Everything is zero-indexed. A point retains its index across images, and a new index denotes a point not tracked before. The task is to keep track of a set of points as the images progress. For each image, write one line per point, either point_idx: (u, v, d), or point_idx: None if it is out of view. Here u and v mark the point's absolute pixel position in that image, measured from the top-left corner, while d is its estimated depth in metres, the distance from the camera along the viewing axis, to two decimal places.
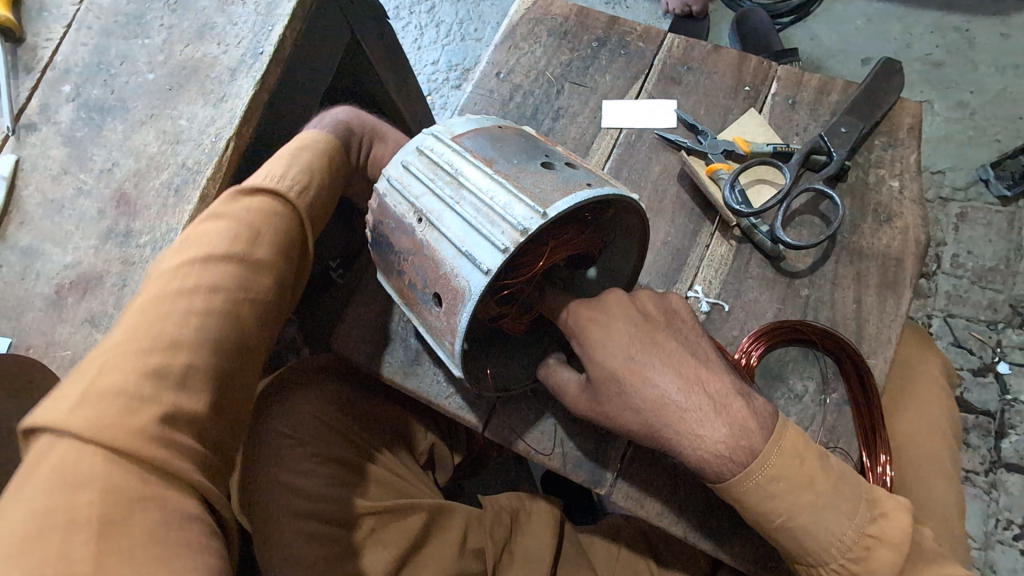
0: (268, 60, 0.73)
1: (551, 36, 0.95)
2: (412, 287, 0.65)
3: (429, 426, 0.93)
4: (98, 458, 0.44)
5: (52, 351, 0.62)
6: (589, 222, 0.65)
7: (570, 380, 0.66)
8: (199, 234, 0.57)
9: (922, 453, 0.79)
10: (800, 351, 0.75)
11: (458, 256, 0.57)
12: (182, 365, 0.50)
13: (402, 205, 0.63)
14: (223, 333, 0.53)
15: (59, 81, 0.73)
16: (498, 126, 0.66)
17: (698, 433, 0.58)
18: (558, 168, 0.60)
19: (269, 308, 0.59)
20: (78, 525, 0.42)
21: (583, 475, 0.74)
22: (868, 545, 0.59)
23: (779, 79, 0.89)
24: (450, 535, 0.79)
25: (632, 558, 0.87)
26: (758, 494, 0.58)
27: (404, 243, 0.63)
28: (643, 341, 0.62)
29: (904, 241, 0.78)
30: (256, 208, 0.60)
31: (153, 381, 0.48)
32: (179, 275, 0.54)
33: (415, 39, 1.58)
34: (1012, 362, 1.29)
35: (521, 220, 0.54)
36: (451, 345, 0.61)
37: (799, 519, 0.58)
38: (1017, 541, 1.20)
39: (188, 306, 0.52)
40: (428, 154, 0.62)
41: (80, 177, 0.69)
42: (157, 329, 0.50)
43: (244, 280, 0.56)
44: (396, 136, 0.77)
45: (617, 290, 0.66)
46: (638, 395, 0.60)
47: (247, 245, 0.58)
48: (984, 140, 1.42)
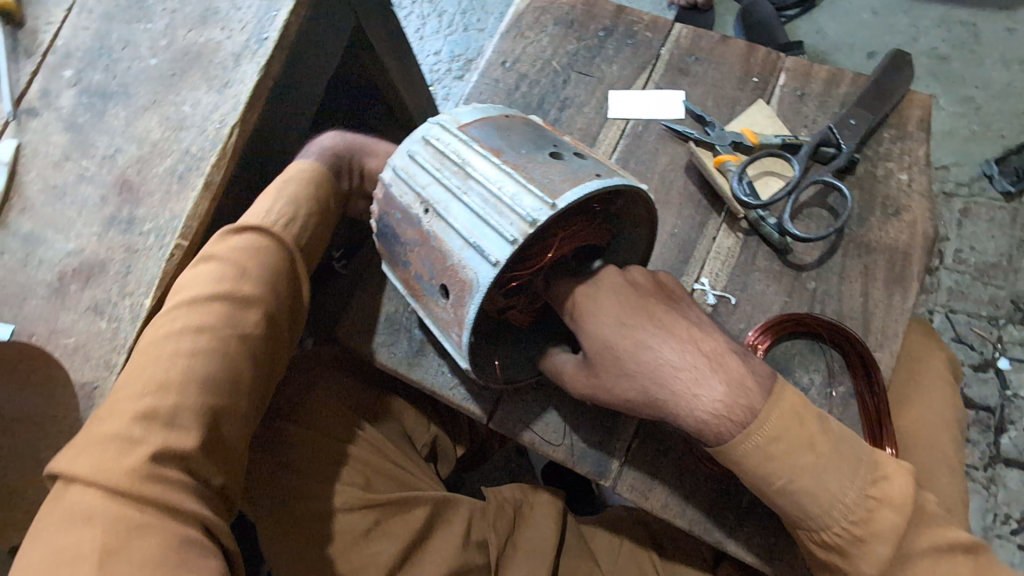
0: (273, 45, 0.72)
1: (558, 26, 0.93)
2: (418, 279, 0.64)
3: (432, 420, 0.93)
4: (99, 497, 0.47)
5: (54, 339, 0.62)
6: (597, 213, 0.65)
7: (567, 361, 0.67)
8: (193, 274, 0.59)
9: (926, 446, 0.79)
10: (806, 344, 0.75)
11: (466, 247, 0.57)
12: (170, 406, 0.51)
13: (408, 195, 0.62)
14: (214, 370, 0.54)
15: (61, 66, 0.72)
16: (505, 115, 0.65)
17: (697, 396, 0.57)
18: (567, 158, 0.59)
19: (265, 339, 0.60)
20: (83, 557, 0.45)
21: (588, 467, 0.74)
22: (870, 507, 0.58)
23: (788, 69, 0.88)
24: (455, 529, 0.79)
25: (634, 550, 0.88)
26: (759, 455, 0.58)
27: (410, 234, 0.63)
28: (636, 308, 0.61)
29: (912, 235, 0.78)
30: (245, 245, 0.62)
31: (143, 423, 0.50)
32: (172, 316, 0.56)
33: (417, 29, 1.56)
34: (1013, 358, 1.29)
35: (531, 211, 0.54)
36: (458, 337, 0.61)
37: (800, 481, 0.58)
38: (1015, 535, 1.21)
39: (177, 348, 0.54)
40: (434, 144, 0.62)
41: (82, 164, 0.68)
42: (149, 372, 0.52)
43: (231, 318, 0.57)
44: (385, 148, 0.78)
45: (610, 266, 0.66)
46: (634, 361, 0.59)
47: (236, 282, 0.59)
48: (989, 136, 1.42)
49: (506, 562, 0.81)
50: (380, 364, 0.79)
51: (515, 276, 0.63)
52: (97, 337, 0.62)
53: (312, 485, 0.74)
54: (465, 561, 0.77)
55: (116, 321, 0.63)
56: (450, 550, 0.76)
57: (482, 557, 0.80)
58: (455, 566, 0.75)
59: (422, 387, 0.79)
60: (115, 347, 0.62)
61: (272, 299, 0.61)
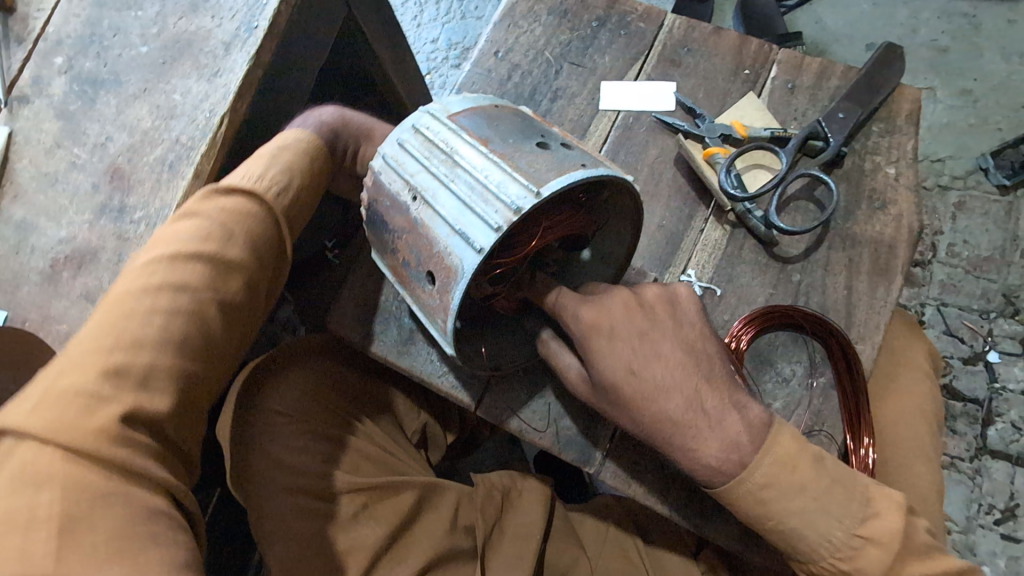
0: (263, 34, 0.72)
1: (551, 15, 0.93)
2: (406, 266, 0.65)
3: (422, 406, 0.94)
4: (57, 455, 0.46)
5: (49, 325, 0.63)
6: (583, 203, 0.65)
7: (571, 367, 0.67)
8: (174, 232, 0.59)
9: (905, 437, 0.80)
10: (789, 336, 0.76)
11: (452, 235, 0.58)
12: (143, 366, 0.51)
13: (396, 183, 0.63)
14: (196, 337, 0.55)
15: (52, 53, 0.72)
16: (495, 105, 0.65)
17: (695, 442, 0.61)
18: (554, 148, 0.60)
19: (242, 310, 0.60)
20: (39, 522, 0.44)
21: (573, 454, 0.76)
22: (857, 545, 0.60)
23: (779, 62, 0.88)
24: (441, 515, 0.81)
25: (619, 536, 0.90)
26: (750, 500, 0.61)
27: (398, 221, 0.63)
28: (644, 352, 0.62)
29: (897, 228, 0.78)
30: (231, 209, 0.62)
31: (113, 381, 0.50)
32: (148, 271, 0.56)
33: (414, 16, 1.55)
34: (1002, 351, 1.30)
35: (515, 199, 0.55)
36: (443, 324, 0.62)
37: (791, 522, 0.60)
38: (998, 525, 1.23)
39: (153, 306, 0.54)
40: (424, 133, 0.62)
41: (73, 151, 0.69)
42: (122, 328, 0.52)
43: (216, 281, 0.57)
44: (384, 130, 0.77)
45: (620, 294, 0.65)
46: (641, 408, 0.62)
47: (221, 245, 0.59)
48: (985, 129, 1.42)
49: (491, 547, 0.83)
50: (374, 353, 0.80)
51: (500, 264, 0.63)
52: None
53: (305, 468, 0.74)
54: (452, 542, 0.80)
55: None
56: (436, 535, 0.79)
57: (469, 541, 0.82)
58: (440, 550, 0.78)
59: (411, 375, 0.80)
60: None
61: (253, 270, 0.61)
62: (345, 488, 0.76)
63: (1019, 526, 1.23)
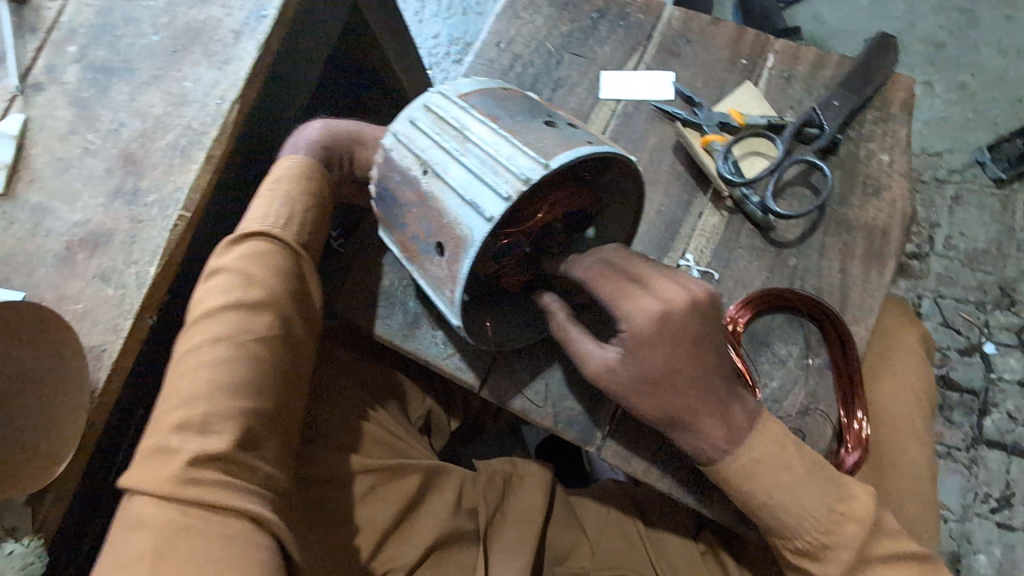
0: (272, 23, 0.73)
1: (552, 7, 0.95)
2: (415, 240, 0.67)
3: (427, 392, 0.96)
4: (150, 504, 0.52)
5: (64, 304, 0.65)
6: (586, 180, 0.68)
7: (596, 351, 0.66)
8: (207, 288, 0.63)
9: (899, 417, 0.82)
10: (785, 318, 0.78)
11: (463, 205, 0.59)
12: (201, 414, 0.55)
13: (408, 158, 0.64)
14: (250, 376, 0.58)
15: (65, 42, 0.74)
16: (503, 88, 0.67)
17: (705, 429, 0.65)
18: (561, 127, 0.62)
19: (282, 340, 0.62)
20: (137, 560, 0.49)
21: (574, 434, 0.77)
22: (836, 520, 0.65)
23: (776, 52, 0.89)
24: (446, 497, 0.83)
25: (619, 518, 0.92)
26: (743, 474, 0.65)
27: (409, 196, 0.65)
28: (691, 353, 0.63)
29: (891, 213, 0.80)
30: (250, 252, 0.64)
31: (179, 433, 0.54)
32: (198, 329, 0.60)
33: (416, 12, 1.57)
34: (998, 342, 1.32)
35: (525, 170, 0.56)
36: (451, 294, 0.63)
37: (779, 496, 0.65)
38: (994, 514, 1.25)
39: (202, 358, 0.58)
40: (435, 110, 0.64)
41: (87, 137, 0.70)
42: (179, 388, 0.57)
43: (246, 320, 0.60)
44: (373, 133, 0.76)
45: (685, 296, 0.63)
46: (667, 401, 0.64)
47: (250, 288, 0.62)
48: (982, 123, 1.43)
49: (495, 530, 0.85)
50: (377, 336, 0.82)
51: (506, 235, 0.66)
52: (104, 303, 0.65)
53: (333, 462, 0.77)
54: (456, 525, 0.82)
55: (122, 288, 0.65)
56: (442, 514, 0.81)
57: (472, 523, 0.84)
58: (443, 532, 0.80)
59: (416, 358, 0.82)
60: (122, 313, 0.64)
61: (285, 300, 0.64)
62: (361, 469, 0.78)
63: (1016, 514, 1.24)
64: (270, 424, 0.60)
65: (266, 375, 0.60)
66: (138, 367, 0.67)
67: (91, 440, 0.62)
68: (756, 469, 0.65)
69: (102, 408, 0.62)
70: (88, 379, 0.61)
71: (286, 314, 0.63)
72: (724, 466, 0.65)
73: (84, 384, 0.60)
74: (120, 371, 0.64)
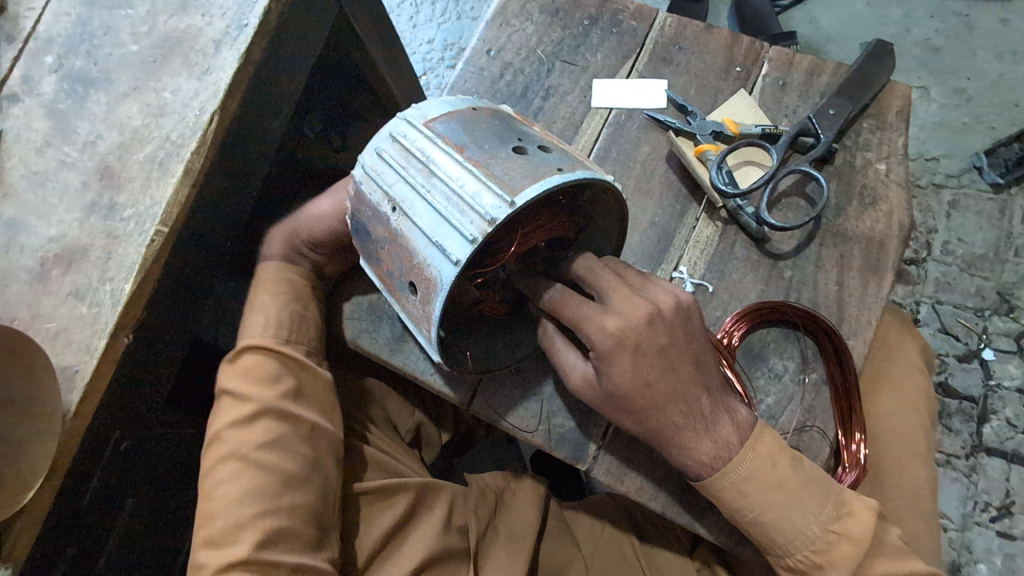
0: (253, 32, 0.72)
1: (543, 14, 0.93)
2: (389, 275, 0.65)
3: (416, 406, 0.94)
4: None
5: (37, 323, 0.63)
6: (563, 206, 0.65)
7: (575, 366, 0.65)
8: (220, 412, 0.71)
9: (898, 433, 0.80)
10: (780, 332, 0.76)
11: (430, 246, 0.58)
12: (220, 526, 0.64)
13: (376, 193, 0.63)
14: (257, 481, 0.65)
15: (42, 52, 0.72)
16: (473, 109, 0.65)
17: (688, 446, 0.64)
18: (531, 153, 0.59)
19: (284, 436, 0.68)
20: None
21: (565, 452, 0.75)
22: (831, 540, 0.63)
23: (770, 59, 0.88)
24: (434, 516, 0.80)
25: (615, 535, 0.90)
26: (732, 491, 0.64)
27: (379, 232, 0.63)
28: (663, 366, 0.63)
29: (888, 224, 0.78)
30: (244, 371, 0.71)
31: (213, 538, 0.64)
32: (214, 449, 0.69)
33: (410, 17, 1.56)
34: (997, 349, 1.31)
35: (490, 210, 0.54)
36: (428, 333, 0.62)
37: (769, 514, 0.63)
38: (994, 522, 1.23)
39: (221, 474, 0.67)
40: (401, 141, 0.62)
41: (63, 150, 0.68)
42: (210, 498, 0.66)
43: (245, 434, 0.68)
44: (320, 208, 0.77)
45: (646, 308, 0.62)
46: (641, 415, 0.63)
47: (244, 404, 0.69)
48: (979, 127, 1.42)
49: (487, 546, 0.82)
50: (360, 348, 0.80)
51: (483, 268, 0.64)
52: (78, 321, 0.63)
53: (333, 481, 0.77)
54: (446, 543, 0.79)
55: (97, 306, 0.63)
56: (430, 531, 0.78)
57: (462, 542, 0.81)
58: (435, 551, 0.77)
59: (403, 374, 0.80)
60: (96, 332, 0.62)
61: (278, 400, 0.69)
62: (358, 491, 0.77)
63: (1016, 523, 1.23)
64: (293, 506, 0.65)
65: (273, 472, 0.66)
66: (115, 386, 0.65)
67: (63, 463, 0.60)
68: (754, 500, 0.63)
69: (75, 430, 0.61)
70: (61, 401, 0.59)
71: (285, 411, 0.69)
72: (715, 484, 0.64)
73: (56, 406, 0.58)
74: (93, 392, 0.62)
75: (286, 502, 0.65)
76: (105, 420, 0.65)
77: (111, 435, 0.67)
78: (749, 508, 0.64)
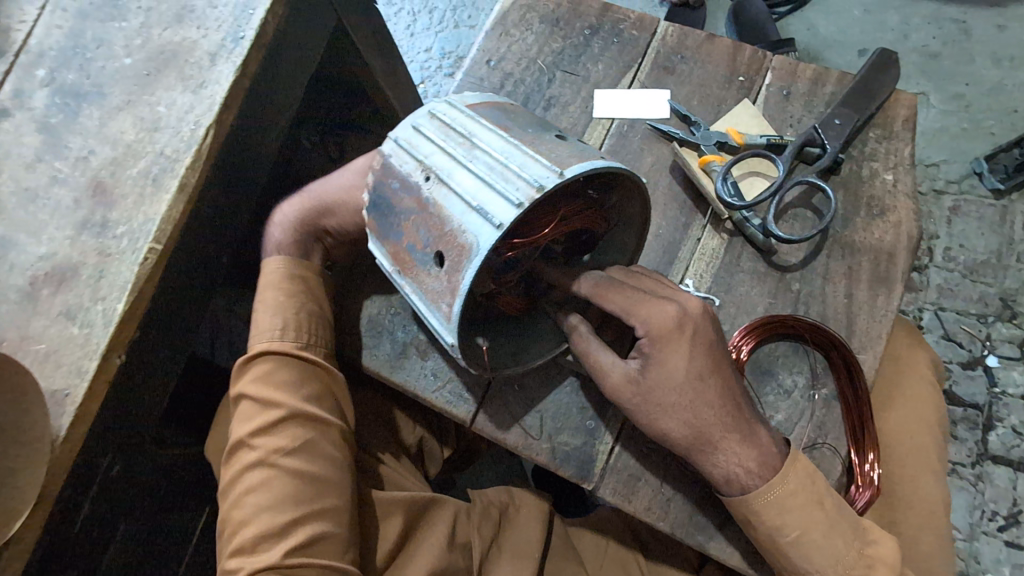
0: (249, 45, 0.70)
1: (543, 24, 0.92)
2: (410, 249, 0.61)
3: (419, 419, 0.92)
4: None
5: (26, 345, 0.61)
6: (595, 201, 0.64)
7: (614, 364, 0.64)
8: (239, 416, 0.69)
9: (909, 448, 0.79)
10: (789, 347, 0.75)
11: (468, 212, 0.55)
12: (251, 534, 0.63)
13: (409, 164, 0.60)
14: (291, 488, 0.64)
15: (33, 65, 0.70)
16: (510, 104, 0.65)
17: (733, 450, 0.62)
18: (572, 142, 0.60)
19: (311, 441, 0.67)
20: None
21: (570, 470, 0.74)
22: (866, 564, 0.62)
23: (774, 68, 0.87)
24: (438, 532, 0.78)
25: (620, 552, 0.87)
26: (777, 506, 0.62)
27: (406, 203, 0.60)
28: (712, 362, 0.63)
29: (897, 235, 0.77)
30: (262, 375, 0.69)
31: (246, 545, 0.63)
32: (239, 456, 0.68)
33: (407, 26, 1.55)
34: (1001, 355, 1.29)
35: (539, 178, 0.53)
36: (449, 308, 0.57)
37: (811, 534, 0.62)
38: (1001, 532, 1.21)
39: (249, 481, 0.65)
40: (441, 117, 0.61)
41: (54, 165, 0.67)
42: (239, 505, 0.65)
43: (272, 439, 0.66)
44: (331, 196, 0.74)
45: (696, 302, 0.64)
46: (689, 410, 0.62)
47: (268, 410, 0.68)
48: (979, 133, 1.42)
49: (490, 565, 0.80)
50: (365, 367, 0.77)
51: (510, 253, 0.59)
52: (68, 343, 0.61)
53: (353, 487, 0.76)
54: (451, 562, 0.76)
55: (88, 327, 0.61)
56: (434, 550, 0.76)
57: (465, 561, 0.79)
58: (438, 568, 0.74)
59: (405, 390, 0.78)
60: (88, 354, 0.60)
61: (301, 404, 0.68)
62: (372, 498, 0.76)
63: None
64: (328, 510, 0.65)
65: (305, 477, 0.65)
66: (106, 409, 0.63)
67: (52, 490, 0.58)
68: (793, 519, 0.62)
69: (66, 455, 0.59)
70: (51, 426, 0.57)
71: (312, 415, 0.68)
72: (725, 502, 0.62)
73: (45, 432, 0.56)
74: (84, 416, 0.60)
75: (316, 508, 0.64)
76: (96, 444, 0.63)
77: (102, 459, 0.65)
78: (781, 524, 0.62)
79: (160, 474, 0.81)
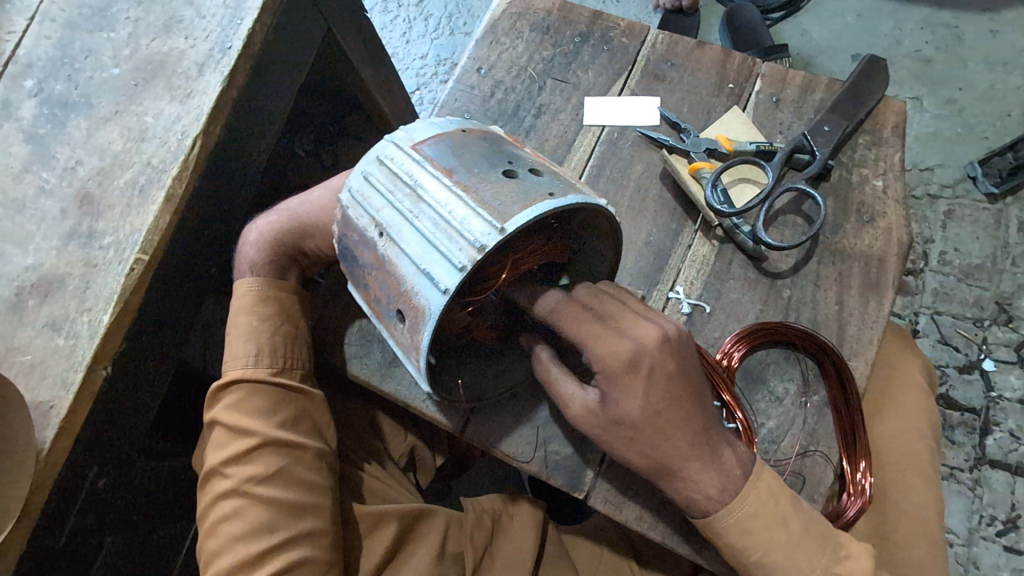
0: (237, 55, 0.70)
1: (534, 32, 0.93)
2: (377, 301, 0.62)
3: (410, 427, 0.91)
4: None
5: (12, 356, 0.61)
6: (557, 228, 0.62)
7: (575, 395, 0.62)
8: (212, 444, 0.69)
9: (901, 456, 0.78)
10: (781, 353, 0.74)
11: (418, 273, 0.55)
12: (228, 564, 0.63)
13: (363, 218, 0.60)
14: (266, 514, 0.64)
15: (22, 75, 0.70)
16: (462, 129, 0.62)
17: (695, 481, 0.61)
18: (522, 176, 0.57)
19: (283, 468, 0.66)
20: None
21: (561, 479, 0.73)
22: None
23: (763, 75, 0.87)
24: (428, 544, 0.77)
25: (615, 561, 0.86)
26: (742, 531, 0.62)
27: (367, 257, 0.60)
28: (672, 396, 0.60)
29: (887, 241, 0.77)
30: (233, 403, 0.69)
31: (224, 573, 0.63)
32: (214, 486, 0.67)
33: (403, 33, 1.55)
34: (997, 359, 1.29)
35: (480, 236, 0.52)
36: (416, 362, 0.59)
37: (783, 557, 0.61)
38: (1000, 537, 1.21)
39: (225, 508, 0.65)
40: (388, 164, 0.59)
41: (42, 176, 0.67)
42: (217, 532, 0.65)
43: (245, 465, 0.66)
44: (311, 220, 0.72)
45: (658, 333, 0.59)
46: (646, 446, 0.61)
47: (241, 437, 0.67)
48: (972, 137, 1.42)
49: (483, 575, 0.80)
50: (353, 375, 0.77)
51: (473, 297, 0.60)
52: (54, 354, 0.60)
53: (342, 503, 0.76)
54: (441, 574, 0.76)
55: (74, 338, 0.61)
56: (424, 561, 0.75)
57: (457, 570, 0.78)
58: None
59: (395, 400, 0.78)
60: (73, 365, 0.60)
61: (274, 430, 0.67)
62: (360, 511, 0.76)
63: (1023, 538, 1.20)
64: (306, 535, 0.64)
65: (278, 503, 0.65)
66: (92, 421, 0.62)
67: (36, 503, 0.58)
68: (761, 543, 0.62)
69: (50, 468, 0.58)
70: (34, 438, 0.57)
71: (287, 441, 0.67)
72: (716, 515, 0.62)
73: (29, 444, 0.56)
74: (69, 428, 0.60)
75: (289, 534, 0.64)
76: (81, 457, 0.62)
77: (89, 471, 0.64)
78: (753, 548, 0.62)
79: (149, 485, 0.81)
